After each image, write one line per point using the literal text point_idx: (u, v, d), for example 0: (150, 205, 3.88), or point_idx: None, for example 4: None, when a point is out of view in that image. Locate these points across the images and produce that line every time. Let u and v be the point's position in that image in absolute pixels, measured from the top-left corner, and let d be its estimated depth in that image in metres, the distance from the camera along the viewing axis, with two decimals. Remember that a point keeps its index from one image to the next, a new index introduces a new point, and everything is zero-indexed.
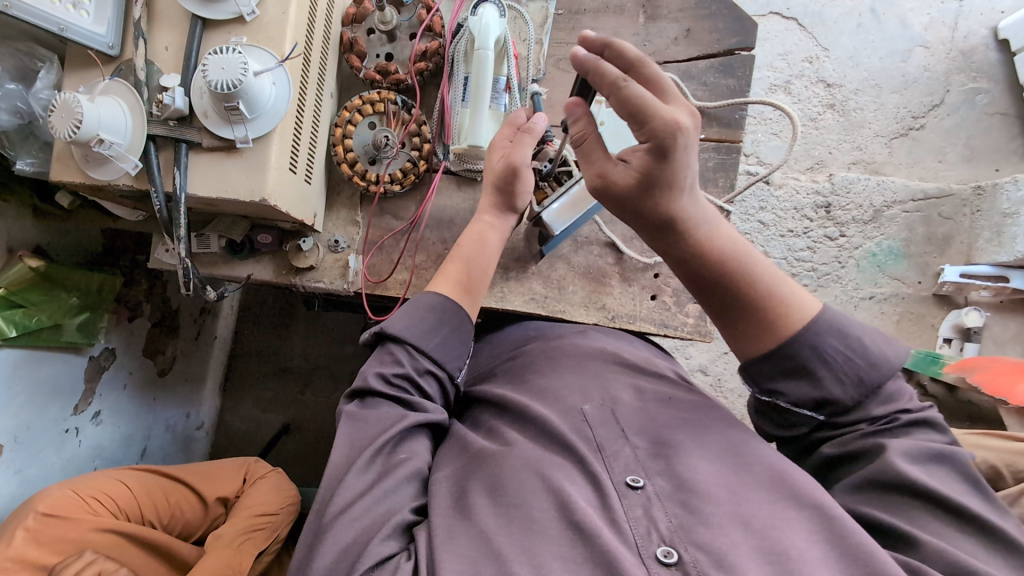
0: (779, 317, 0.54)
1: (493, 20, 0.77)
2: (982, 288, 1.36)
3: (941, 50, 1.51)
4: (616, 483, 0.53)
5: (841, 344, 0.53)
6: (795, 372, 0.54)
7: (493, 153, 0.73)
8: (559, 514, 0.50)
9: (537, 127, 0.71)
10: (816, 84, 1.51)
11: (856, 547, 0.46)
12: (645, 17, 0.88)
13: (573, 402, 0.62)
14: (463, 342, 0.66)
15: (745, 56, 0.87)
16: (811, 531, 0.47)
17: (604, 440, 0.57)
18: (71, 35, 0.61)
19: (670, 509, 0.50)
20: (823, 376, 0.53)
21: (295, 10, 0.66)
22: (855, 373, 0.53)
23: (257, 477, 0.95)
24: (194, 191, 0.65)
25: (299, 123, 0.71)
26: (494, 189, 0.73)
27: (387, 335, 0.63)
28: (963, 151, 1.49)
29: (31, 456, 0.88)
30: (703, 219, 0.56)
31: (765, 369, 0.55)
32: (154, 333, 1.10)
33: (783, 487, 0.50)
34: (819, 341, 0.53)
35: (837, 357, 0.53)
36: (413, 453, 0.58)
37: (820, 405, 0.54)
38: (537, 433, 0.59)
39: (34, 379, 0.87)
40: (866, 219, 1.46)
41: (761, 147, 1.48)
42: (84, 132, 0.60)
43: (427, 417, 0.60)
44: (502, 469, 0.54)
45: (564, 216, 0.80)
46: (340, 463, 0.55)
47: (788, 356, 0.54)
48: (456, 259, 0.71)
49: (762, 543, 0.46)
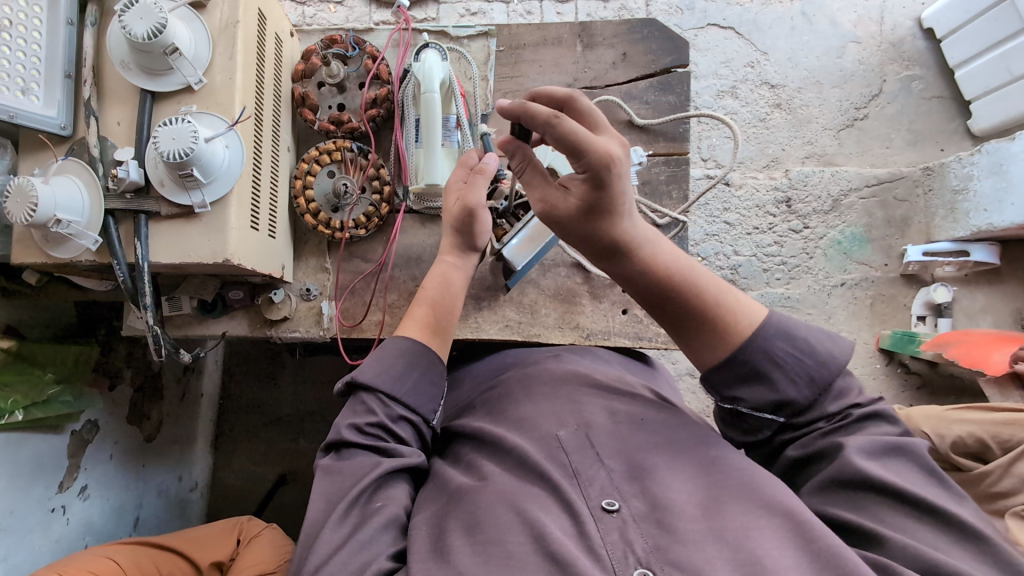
0: (729, 325, 0.58)
1: (436, 64, 0.80)
2: (946, 264, 1.42)
3: (872, 44, 1.59)
4: (592, 508, 0.54)
5: (790, 345, 0.56)
6: (752, 378, 0.56)
7: (449, 194, 0.74)
8: (535, 546, 0.51)
9: (490, 167, 0.73)
10: (760, 86, 1.57)
11: (825, 550, 0.48)
12: (582, 45, 0.93)
13: (549, 429, 0.63)
14: (435, 383, 0.67)
15: (681, 72, 0.92)
16: (782, 537, 0.49)
17: (579, 465, 0.58)
18: (21, 121, 0.62)
19: (644, 530, 0.52)
20: (778, 378, 0.55)
21: (242, 74, 0.68)
22: (806, 373, 0.55)
23: (251, 536, 0.92)
24: (156, 259, 0.65)
25: (258, 181, 0.73)
26: (454, 231, 0.75)
27: (359, 384, 0.64)
28: (907, 135, 1.56)
29: (18, 541, 0.84)
30: (644, 238, 0.59)
31: (724, 378, 0.58)
32: (137, 399, 1.08)
33: (756, 497, 0.52)
34: (769, 345, 0.56)
35: (789, 360, 0.56)
36: (388, 500, 0.58)
37: (779, 407, 0.56)
38: (513, 464, 0.61)
39: (16, 461, 0.83)
40: (826, 209, 1.52)
41: (716, 151, 1.53)
42: (41, 214, 0.61)
43: (403, 462, 0.60)
44: (478, 507, 0.55)
45: (525, 250, 0.83)
46: (317, 516, 0.56)
47: (742, 362, 0.57)
48: (422, 302, 0.73)
49: (735, 555, 0.48)
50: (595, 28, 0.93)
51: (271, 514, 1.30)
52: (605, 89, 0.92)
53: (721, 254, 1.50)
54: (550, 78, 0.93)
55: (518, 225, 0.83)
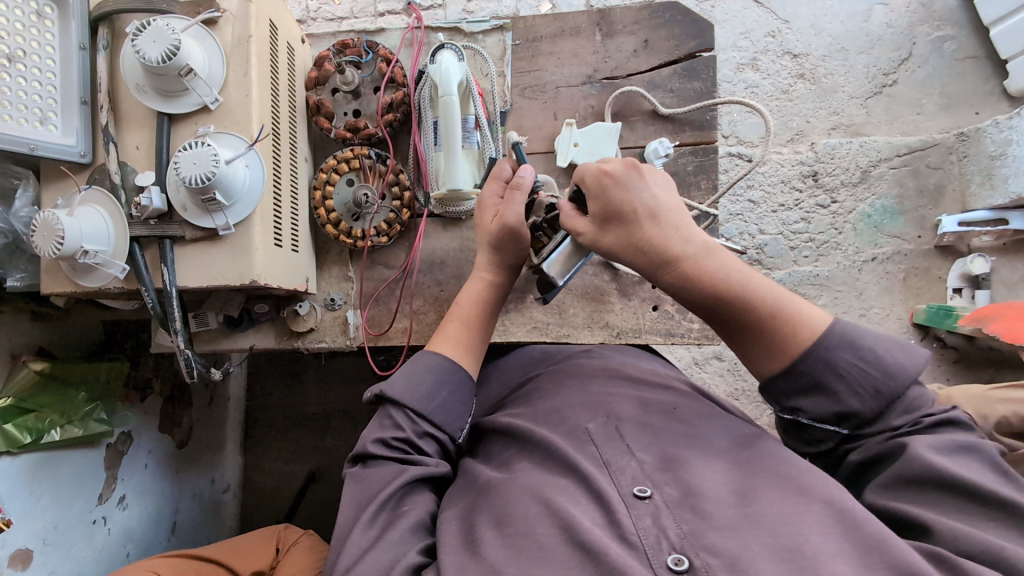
0: (790, 336, 0.55)
1: (453, 65, 0.77)
2: (983, 234, 1.36)
3: (902, 4, 1.50)
4: (624, 494, 0.53)
5: (853, 356, 0.53)
6: (813, 389, 0.54)
7: (485, 211, 0.75)
8: (565, 537, 0.49)
9: (525, 180, 0.72)
10: (782, 56, 1.50)
11: (871, 536, 0.45)
12: (601, 34, 0.90)
13: (577, 422, 0.62)
14: (463, 403, 0.66)
15: (707, 57, 0.89)
16: (823, 523, 0.46)
17: (610, 457, 0.57)
18: (43, 152, 0.61)
19: (678, 516, 0.50)
20: (839, 389, 0.53)
21: (258, 90, 0.67)
22: (873, 384, 0.52)
23: (290, 544, 0.93)
24: (184, 284, 0.65)
25: (279, 195, 0.72)
26: (490, 248, 0.74)
27: (387, 398, 0.63)
28: (940, 99, 1.48)
29: (63, 554, 0.85)
30: (688, 250, 0.59)
31: (784, 388, 0.56)
32: (167, 408, 1.08)
33: (791, 484, 0.50)
34: (831, 355, 0.53)
35: (852, 371, 0.53)
36: (416, 504, 0.58)
37: (842, 418, 0.54)
38: (543, 456, 0.59)
39: (57, 477, 0.85)
40: (855, 181, 1.46)
41: (738, 126, 1.47)
42: (68, 247, 0.60)
43: (427, 471, 0.59)
44: (505, 500, 0.54)
45: (568, 265, 0.76)
46: (346, 523, 0.56)
47: (802, 373, 0.54)
48: (454, 318, 0.73)
49: (776, 541, 0.46)
50: (614, 15, 0.90)
51: (304, 513, 1.31)
52: (626, 79, 0.89)
53: (745, 234, 1.46)
54: (569, 69, 0.90)
55: (558, 238, 0.76)
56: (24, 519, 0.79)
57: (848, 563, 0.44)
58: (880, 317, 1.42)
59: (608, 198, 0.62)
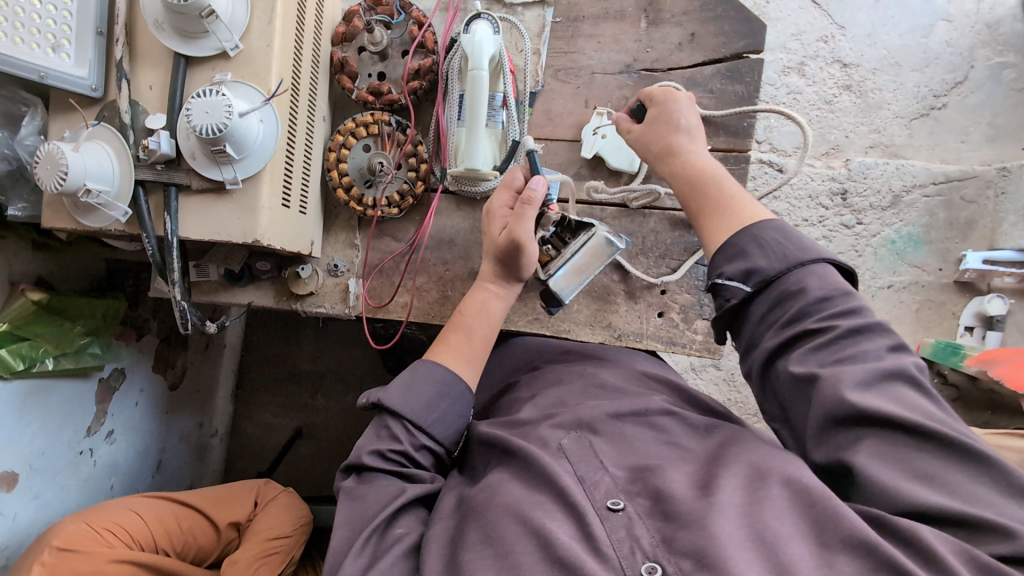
0: (734, 218, 0.63)
1: (487, 37, 0.74)
2: (1006, 275, 1.31)
3: (965, 23, 1.42)
4: (597, 508, 0.52)
5: (781, 238, 0.59)
6: (737, 258, 0.60)
7: (493, 222, 0.72)
8: (542, 553, 0.48)
9: (536, 193, 0.69)
10: (831, 64, 1.43)
11: (825, 513, 0.45)
12: (647, 21, 0.86)
13: (550, 434, 0.61)
14: (462, 415, 0.66)
15: (754, 59, 0.84)
16: (782, 507, 0.47)
17: (584, 473, 0.55)
18: (51, 81, 0.59)
19: (652, 524, 0.49)
20: (756, 257, 0.59)
21: (280, 41, 0.64)
22: (783, 252, 0.58)
23: (269, 499, 0.95)
24: (186, 234, 0.64)
25: (291, 153, 0.69)
26: (496, 260, 0.72)
27: (385, 408, 0.63)
28: (988, 129, 1.41)
29: (46, 482, 0.87)
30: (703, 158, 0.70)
31: (717, 262, 0.62)
32: (163, 348, 1.09)
33: (755, 474, 0.50)
34: (760, 232, 0.60)
35: (770, 242, 0.59)
36: (409, 527, 0.57)
37: (749, 276, 0.58)
38: (519, 469, 0.57)
39: (48, 406, 0.86)
40: (884, 205, 1.40)
41: (774, 133, 1.41)
42: (71, 182, 0.59)
43: (425, 489, 0.59)
44: (486, 518, 0.53)
45: (573, 283, 0.76)
46: (340, 548, 0.55)
47: (734, 244, 0.61)
48: (456, 327, 0.71)
49: (742, 527, 0.46)
50: (663, 2, 0.86)
51: (286, 465, 1.33)
52: (666, 73, 0.85)
53: None
54: (608, 55, 0.86)
55: (567, 255, 0.76)
56: (12, 444, 0.81)
57: (806, 546, 0.44)
58: None
59: (667, 105, 0.73)
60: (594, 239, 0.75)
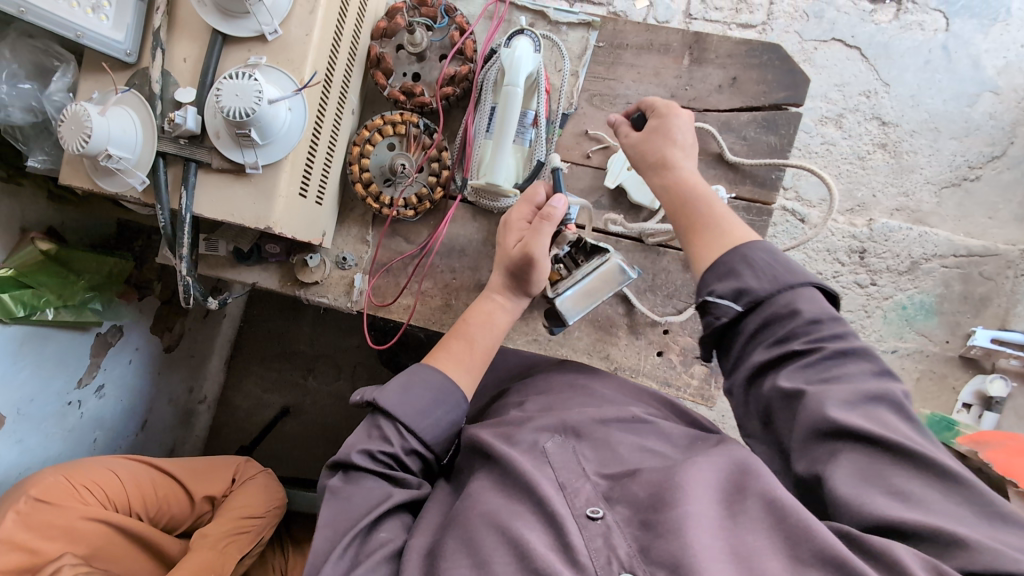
0: (725, 235, 0.61)
1: (527, 55, 0.73)
2: (1012, 357, 1.29)
3: (1012, 98, 1.39)
4: (576, 514, 0.52)
5: (769, 257, 0.56)
6: (726, 276, 0.57)
7: (510, 233, 0.72)
8: (518, 564, 0.48)
9: (557, 210, 0.68)
10: (870, 120, 1.41)
11: (796, 527, 0.44)
12: (690, 59, 0.85)
13: (537, 439, 0.61)
14: (455, 423, 0.65)
15: (792, 112, 0.83)
16: (756, 524, 0.47)
17: (565, 478, 0.55)
18: (88, 42, 0.59)
19: (629, 533, 0.50)
20: (747, 276, 0.56)
21: (320, 31, 0.63)
22: (774, 272, 0.55)
23: (246, 478, 0.94)
24: (199, 211, 0.63)
25: (315, 143, 0.69)
26: (507, 272, 0.71)
27: (380, 408, 0.62)
28: (1017, 209, 1.38)
29: (31, 428, 0.87)
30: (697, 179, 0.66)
31: (705, 282, 0.59)
32: (164, 310, 1.09)
33: (733, 486, 0.50)
34: (749, 252, 0.57)
35: (761, 262, 0.56)
36: (393, 533, 0.56)
37: (740, 296, 0.55)
38: (500, 475, 0.57)
39: (42, 353, 0.86)
40: (901, 270, 1.38)
41: (801, 182, 1.40)
42: (93, 146, 0.58)
43: (411, 496, 0.59)
44: (467, 525, 0.52)
45: (579, 305, 0.76)
46: (322, 549, 0.54)
47: (723, 262, 0.58)
48: (460, 335, 0.70)
49: (717, 543, 0.46)
50: (709, 42, 0.84)
51: (267, 440, 1.33)
52: (702, 113, 0.84)
53: None
54: (646, 88, 0.85)
55: (577, 278, 0.75)
56: (4, 386, 0.81)
57: (778, 561, 0.44)
58: None
59: (668, 119, 0.68)
60: (606, 264, 0.75)
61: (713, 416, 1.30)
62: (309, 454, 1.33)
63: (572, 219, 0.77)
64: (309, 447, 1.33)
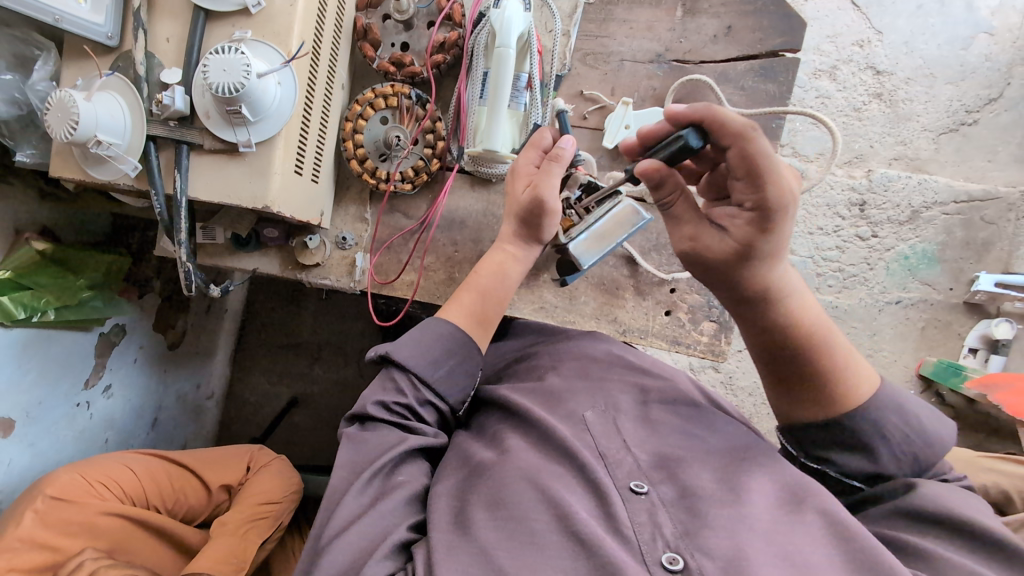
0: (843, 388, 0.55)
1: (517, 14, 0.71)
2: (1017, 299, 1.28)
3: (1007, 39, 1.36)
4: (620, 487, 0.52)
5: (900, 421, 0.53)
6: (850, 446, 0.54)
7: (517, 180, 0.68)
8: (559, 525, 0.49)
9: (565, 152, 0.65)
10: (863, 71, 1.38)
11: (863, 552, 0.45)
12: (682, 11, 0.83)
13: (576, 408, 0.61)
14: (469, 373, 0.64)
15: (790, 58, 0.81)
16: (814, 536, 0.47)
17: (606, 448, 0.56)
18: (66, 26, 0.57)
19: (674, 514, 0.49)
20: (881, 452, 0.53)
21: (304, 1, 0.62)
22: (910, 449, 0.53)
23: (261, 465, 0.94)
24: (195, 194, 0.62)
25: (308, 120, 0.68)
26: (518, 219, 0.68)
27: (391, 360, 0.61)
28: (1017, 150, 1.36)
29: (43, 430, 0.88)
30: (794, 286, 0.56)
31: (817, 439, 0.56)
32: (164, 307, 1.08)
33: (790, 496, 0.51)
34: (880, 417, 0.53)
35: (895, 433, 0.53)
36: (410, 476, 0.57)
37: (871, 477, 0.54)
38: (539, 437, 0.58)
39: (46, 356, 0.86)
40: (902, 220, 1.36)
41: (798, 138, 1.37)
42: (82, 133, 0.57)
43: (426, 442, 0.59)
44: (500, 484, 0.53)
45: (594, 248, 0.72)
46: (339, 485, 0.54)
47: (846, 428, 0.54)
48: (471, 287, 0.68)
49: (770, 546, 0.46)
50: None
51: (279, 431, 1.34)
52: (698, 66, 0.82)
53: None
54: (639, 43, 0.84)
55: (590, 220, 0.72)
56: (11, 389, 0.81)
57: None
58: (887, 361, 1.35)
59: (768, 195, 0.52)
60: (619, 207, 0.73)
61: (720, 376, 1.31)
62: (322, 442, 1.33)
63: (582, 158, 0.76)
64: (322, 435, 1.34)
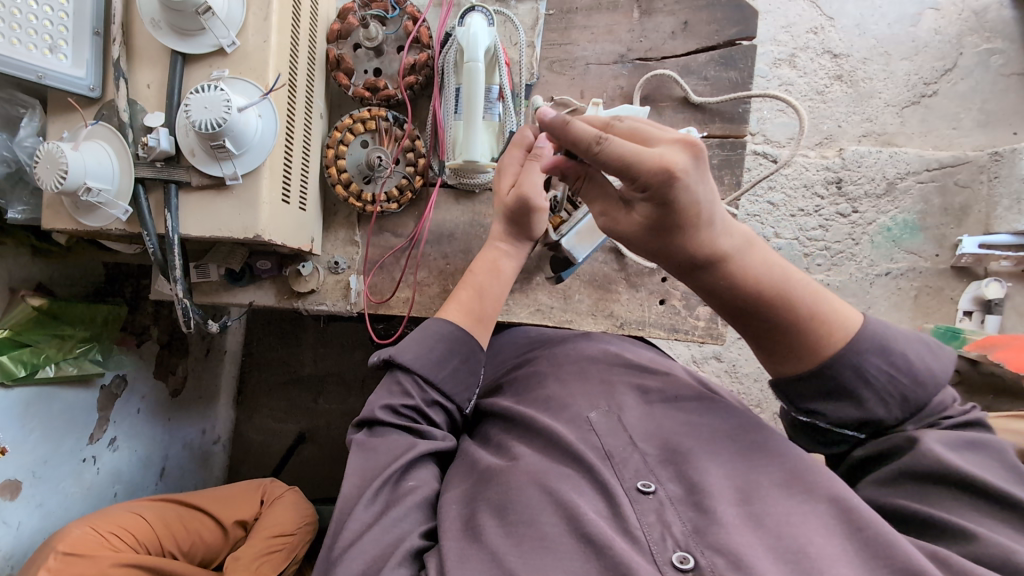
0: (820, 333, 0.52)
1: (482, 29, 0.74)
2: (1003, 258, 1.29)
3: (953, 12, 1.41)
4: (627, 489, 0.52)
5: (884, 362, 0.51)
6: (836, 395, 0.53)
7: (503, 178, 0.69)
8: (569, 528, 0.49)
9: (545, 152, 0.67)
10: (822, 55, 1.43)
11: (874, 539, 0.45)
12: (639, 12, 0.87)
13: (580, 409, 0.61)
14: (474, 372, 0.65)
15: (747, 45, 0.85)
16: (827, 525, 0.47)
17: (612, 447, 0.56)
18: (49, 82, 0.60)
19: (683, 512, 0.50)
20: (866, 396, 0.52)
21: (276, 36, 0.64)
22: (900, 389, 0.51)
23: (274, 498, 0.94)
24: (187, 232, 0.64)
25: (290, 150, 0.70)
26: (507, 219, 0.71)
27: (397, 364, 0.62)
28: (978, 115, 1.40)
29: (50, 490, 0.87)
30: (733, 247, 0.54)
31: (802, 390, 0.54)
32: (164, 355, 1.09)
33: (798, 483, 0.50)
34: (862, 361, 0.51)
35: (879, 376, 0.51)
36: (420, 480, 0.57)
37: (862, 425, 0.53)
38: (545, 443, 0.58)
39: (48, 415, 0.86)
40: (879, 193, 1.38)
41: (767, 125, 1.41)
42: (71, 182, 0.59)
43: (436, 445, 0.59)
44: (509, 489, 0.53)
45: (585, 241, 0.79)
46: (349, 496, 0.55)
47: (829, 377, 0.52)
48: (467, 286, 0.70)
49: (777, 542, 0.46)
50: None
51: (290, 468, 1.33)
52: (661, 61, 0.86)
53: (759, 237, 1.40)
54: (603, 46, 0.87)
55: (578, 217, 0.80)
56: (15, 451, 0.81)
57: (851, 566, 0.44)
58: None
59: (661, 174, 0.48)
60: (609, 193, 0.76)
61: (723, 365, 1.32)
62: (334, 476, 1.33)
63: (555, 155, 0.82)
64: (333, 469, 1.33)
